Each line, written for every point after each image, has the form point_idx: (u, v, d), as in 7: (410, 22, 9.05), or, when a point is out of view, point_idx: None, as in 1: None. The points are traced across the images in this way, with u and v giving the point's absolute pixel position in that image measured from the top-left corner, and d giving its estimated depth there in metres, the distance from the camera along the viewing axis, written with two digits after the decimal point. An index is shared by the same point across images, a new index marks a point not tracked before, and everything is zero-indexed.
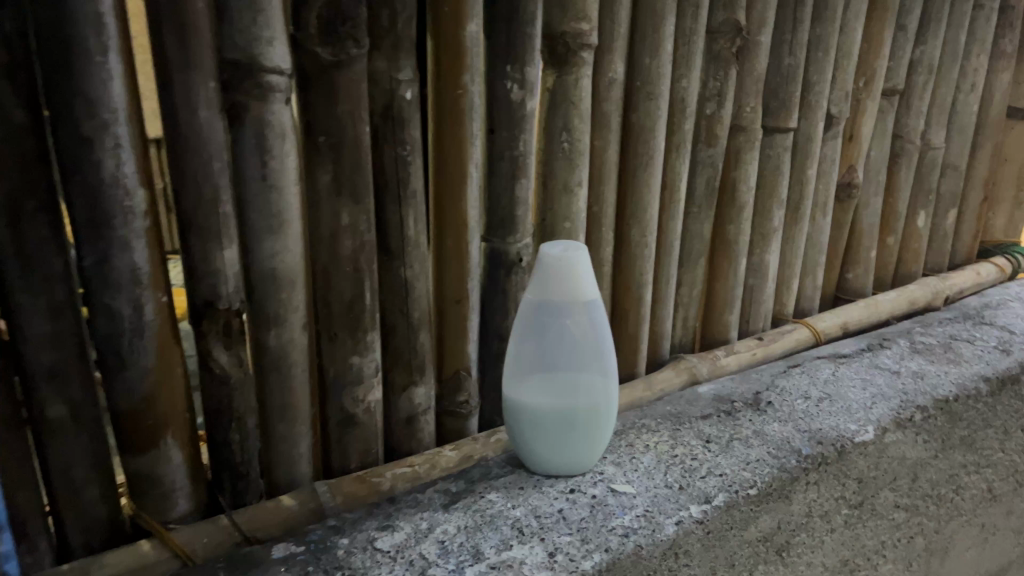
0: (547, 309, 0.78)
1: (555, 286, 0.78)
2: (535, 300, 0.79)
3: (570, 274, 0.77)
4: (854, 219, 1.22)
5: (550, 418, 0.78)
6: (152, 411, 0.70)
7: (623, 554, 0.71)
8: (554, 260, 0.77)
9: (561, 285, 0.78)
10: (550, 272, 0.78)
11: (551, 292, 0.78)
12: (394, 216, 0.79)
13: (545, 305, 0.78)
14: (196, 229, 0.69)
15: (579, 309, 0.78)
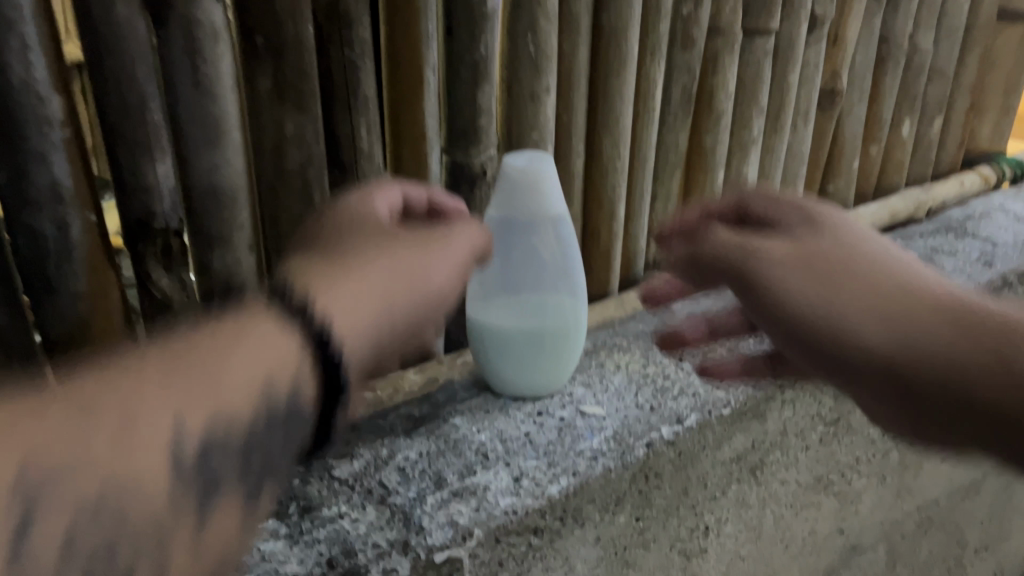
0: (513, 226, 0.74)
1: (521, 199, 0.73)
2: (498, 216, 0.74)
3: (536, 186, 0.73)
4: (837, 128, 1.17)
5: (522, 341, 0.74)
6: (88, 338, 0.66)
7: (591, 478, 0.69)
8: (519, 173, 0.73)
9: (527, 197, 0.73)
10: (516, 184, 0.73)
11: (517, 207, 0.73)
12: (345, 126, 0.73)
13: (511, 221, 0.73)
14: (123, 141, 0.63)
15: (547, 223, 0.74)
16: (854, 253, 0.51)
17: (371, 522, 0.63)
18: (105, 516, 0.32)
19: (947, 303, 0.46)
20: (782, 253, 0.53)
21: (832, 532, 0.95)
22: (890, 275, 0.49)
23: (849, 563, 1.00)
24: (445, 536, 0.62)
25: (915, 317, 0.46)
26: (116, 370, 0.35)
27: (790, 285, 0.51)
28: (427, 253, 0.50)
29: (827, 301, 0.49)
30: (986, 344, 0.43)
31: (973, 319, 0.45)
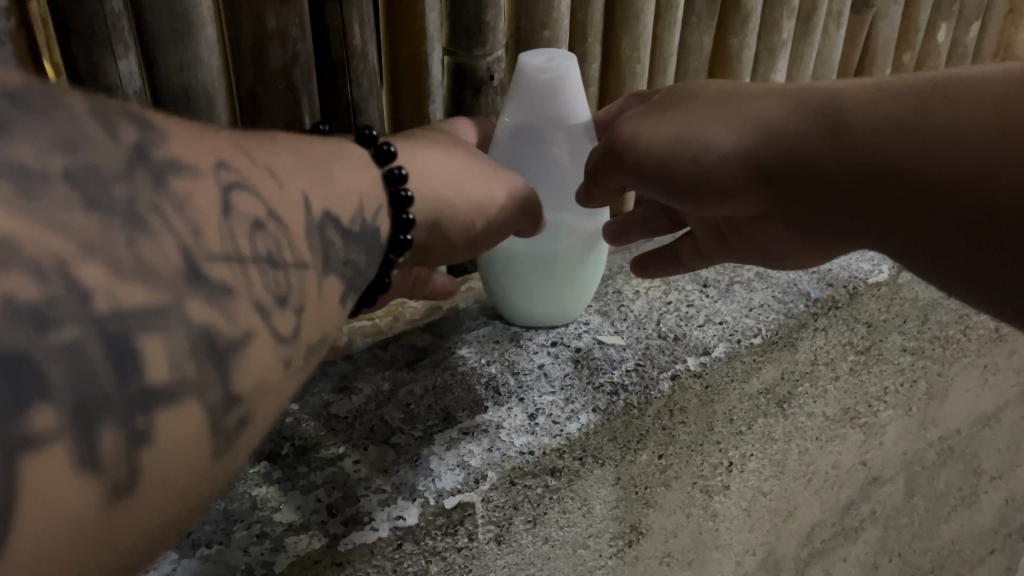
0: (527, 137, 0.62)
1: (537, 106, 0.62)
2: (507, 124, 0.63)
3: (555, 91, 0.61)
4: (870, 33, 1.08)
5: (534, 266, 0.66)
6: None
7: (614, 415, 0.63)
8: (533, 74, 0.61)
9: (543, 102, 0.62)
10: (531, 87, 0.62)
11: (531, 114, 0.62)
12: (335, 20, 0.64)
13: (525, 131, 0.62)
14: (79, 34, 0.54)
15: (567, 133, 0.63)
16: (705, 94, 0.53)
17: (374, 463, 0.57)
18: (270, 256, 0.35)
19: (818, 105, 0.48)
20: (640, 115, 0.54)
21: (855, 464, 0.90)
22: (750, 99, 0.51)
23: (869, 495, 0.96)
24: (456, 479, 0.56)
25: (794, 132, 0.48)
26: (274, 147, 0.39)
27: (655, 142, 0.52)
28: (492, 174, 0.55)
29: (699, 141, 0.50)
30: (862, 135, 0.45)
31: (839, 114, 0.46)
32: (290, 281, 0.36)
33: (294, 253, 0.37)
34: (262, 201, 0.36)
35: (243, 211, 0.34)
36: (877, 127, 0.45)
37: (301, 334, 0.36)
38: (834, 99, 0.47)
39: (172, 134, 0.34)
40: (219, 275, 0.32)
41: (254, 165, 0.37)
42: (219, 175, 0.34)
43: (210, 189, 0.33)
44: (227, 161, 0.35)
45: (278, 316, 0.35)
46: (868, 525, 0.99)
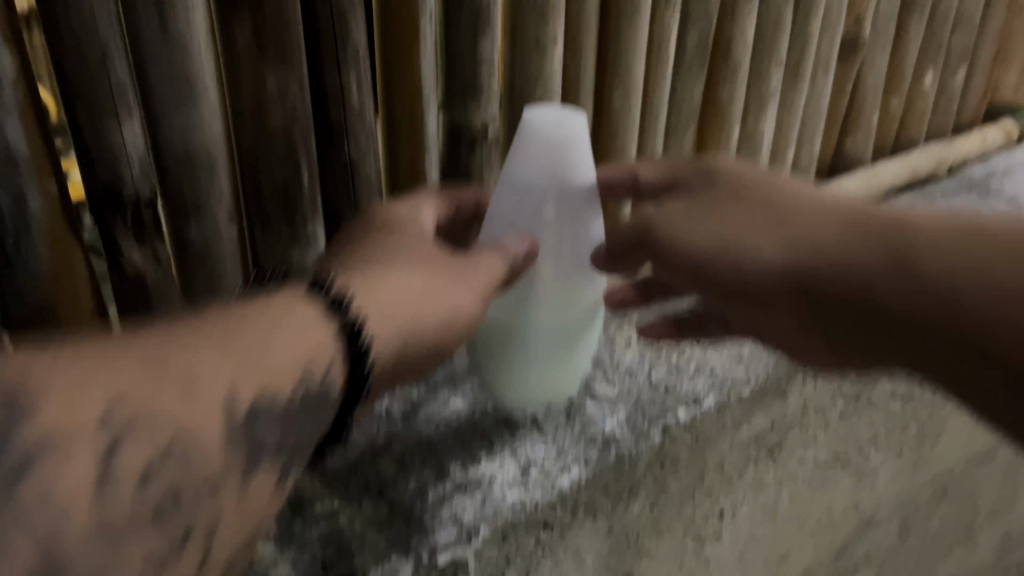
0: (536, 196, 0.57)
1: (547, 164, 0.57)
2: (520, 187, 0.57)
3: (566, 150, 0.57)
4: (858, 80, 1.10)
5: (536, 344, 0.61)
6: (53, 318, 0.61)
7: (605, 467, 0.64)
8: (543, 131, 0.56)
9: (553, 161, 0.57)
10: (542, 145, 0.56)
11: (541, 173, 0.57)
12: (333, 81, 0.66)
13: (533, 190, 0.57)
14: (84, 101, 0.56)
15: (577, 193, 0.58)
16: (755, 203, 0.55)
17: (368, 519, 0.58)
18: (170, 494, 0.35)
19: (866, 231, 0.50)
20: (688, 219, 0.57)
21: (848, 508, 0.91)
22: (801, 214, 0.53)
23: (863, 537, 0.97)
24: (449, 534, 0.58)
25: (855, 257, 0.49)
26: (172, 341, 0.38)
27: (696, 247, 0.56)
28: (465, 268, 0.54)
29: (738, 249, 0.54)
30: (909, 271, 0.47)
31: (906, 249, 0.48)
32: (196, 511, 0.36)
33: (203, 472, 0.36)
34: (160, 431, 0.35)
35: (130, 465, 0.34)
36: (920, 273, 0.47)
37: (210, 558, 0.36)
38: (886, 228, 0.49)
39: (54, 389, 0.33)
40: (98, 552, 0.31)
41: (152, 395, 0.35)
42: (106, 423, 0.33)
43: (89, 450, 0.33)
44: (121, 401, 0.34)
45: (173, 560, 0.35)
46: (862, 566, 1.00)
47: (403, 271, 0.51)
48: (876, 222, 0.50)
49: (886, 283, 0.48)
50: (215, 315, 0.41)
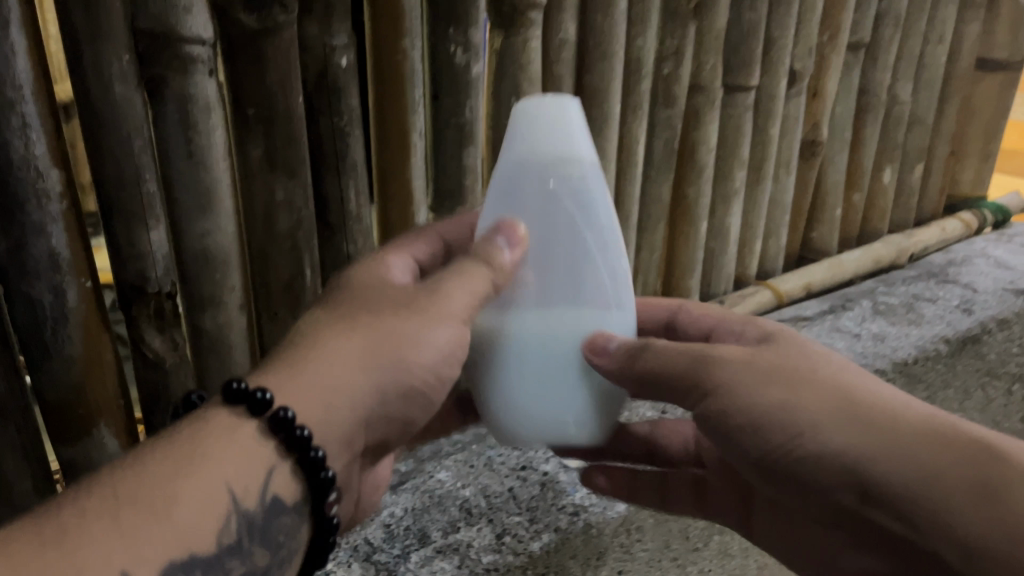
0: (528, 173, 0.50)
1: (542, 136, 0.50)
2: (517, 187, 0.50)
3: (563, 128, 0.50)
4: (819, 177, 1.20)
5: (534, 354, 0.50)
6: (81, 400, 0.68)
7: (573, 534, 0.72)
8: (537, 106, 0.51)
9: (549, 135, 0.50)
10: (536, 120, 0.50)
11: (536, 148, 0.50)
12: (334, 188, 0.76)
13: (526, 166, 0.50)
14: (118, 212, 0.65)
15: (577, 176, 0.50)
16: (828, 373, 0.47)
17: None
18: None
19: (962, 455, 0.42)
20: (757, 377, 0.48)
21: None
22: (882, 409, 0.45)
23: None
24: None
25: (897, 422, 0.44)
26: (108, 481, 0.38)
27: (760, 402, 0.47)
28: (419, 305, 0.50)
29: (807, 421, 0.46)
30: (989, 507, 0.40)
31: (991, 471, 0.41)
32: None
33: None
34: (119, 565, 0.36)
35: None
36: (990, 516, 0.40)
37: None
38: (977, 452, 0.42)
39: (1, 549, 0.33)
40: None
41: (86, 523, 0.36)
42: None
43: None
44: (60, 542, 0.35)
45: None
46: None
47: (349, 334, 0.48)
48: (957, 436, 0.43)
49: (959, 492, 0.41)
50: (173, 437, 0.41)
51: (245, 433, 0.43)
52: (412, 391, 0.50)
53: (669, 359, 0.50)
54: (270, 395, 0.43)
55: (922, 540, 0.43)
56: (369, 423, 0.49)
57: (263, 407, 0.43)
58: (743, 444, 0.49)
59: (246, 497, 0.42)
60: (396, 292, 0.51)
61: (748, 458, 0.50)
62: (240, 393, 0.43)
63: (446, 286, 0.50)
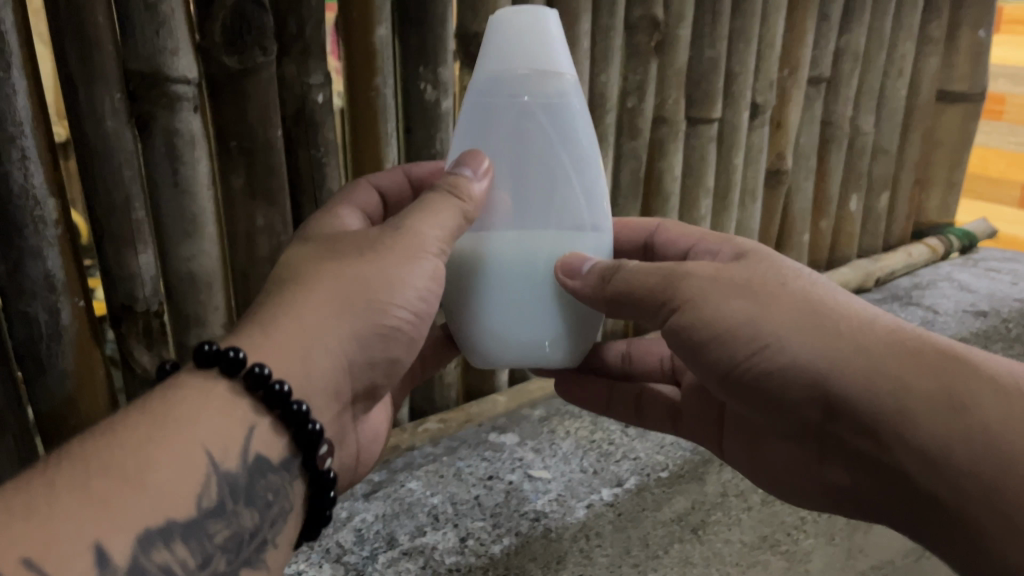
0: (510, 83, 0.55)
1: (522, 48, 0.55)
2: (494, 96, 0.55)
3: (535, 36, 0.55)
4: (786, 205, 1.25)
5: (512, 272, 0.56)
6: (74, 411, 0.73)
7: (533, 538, 0.76)
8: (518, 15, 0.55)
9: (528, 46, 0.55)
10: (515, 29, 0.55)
11: (515, 61, 0.55)
12: (311, 216, 0.81)
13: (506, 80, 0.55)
14: (110, 236, 0.71)
15: (555, 88, 0.55)
16: (797, 290, 0.51)
17: None
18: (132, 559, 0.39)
19: (930, 365, 0.46)
20: (725, 291, 0.52)
21: None
22: (852, 322, 0.49)
23: None
24: None
25: (865, 339, 0.48)
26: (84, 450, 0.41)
27: (727, 314, 0.52)
28: (393, 246, 0.54)
29: (773, 335, 0.50)
30: (955, 421, 0.45)
31: (961, 394, 0.45)
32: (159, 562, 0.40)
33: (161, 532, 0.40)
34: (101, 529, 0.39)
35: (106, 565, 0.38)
36: (947, 425, 0.45)
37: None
38: (945, 365, 0.46)
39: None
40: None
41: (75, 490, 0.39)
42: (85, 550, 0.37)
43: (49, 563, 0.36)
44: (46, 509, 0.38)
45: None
46: None
47: (326, 280, 0.52)
48: (923, 349, 0.47)
49: (925, 409, 0.45)
50: (143, 407, 0.44)
51: (222, 390, 0.47)
52: (388, 330, 0.54)
53: (640, 276, 0.55)
54: (242, 353, 0.47)
55: (886, 450, 0.48)
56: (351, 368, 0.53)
57: (236, 365, 0.47)
58: (711, 353, 0.53)
59: (225, 458, 0.45)
60: (363, 239, 0.55)
61: (714, 371, 0.54)
62: (212, 354, 0.47)
63: (414, 221, 0.55)
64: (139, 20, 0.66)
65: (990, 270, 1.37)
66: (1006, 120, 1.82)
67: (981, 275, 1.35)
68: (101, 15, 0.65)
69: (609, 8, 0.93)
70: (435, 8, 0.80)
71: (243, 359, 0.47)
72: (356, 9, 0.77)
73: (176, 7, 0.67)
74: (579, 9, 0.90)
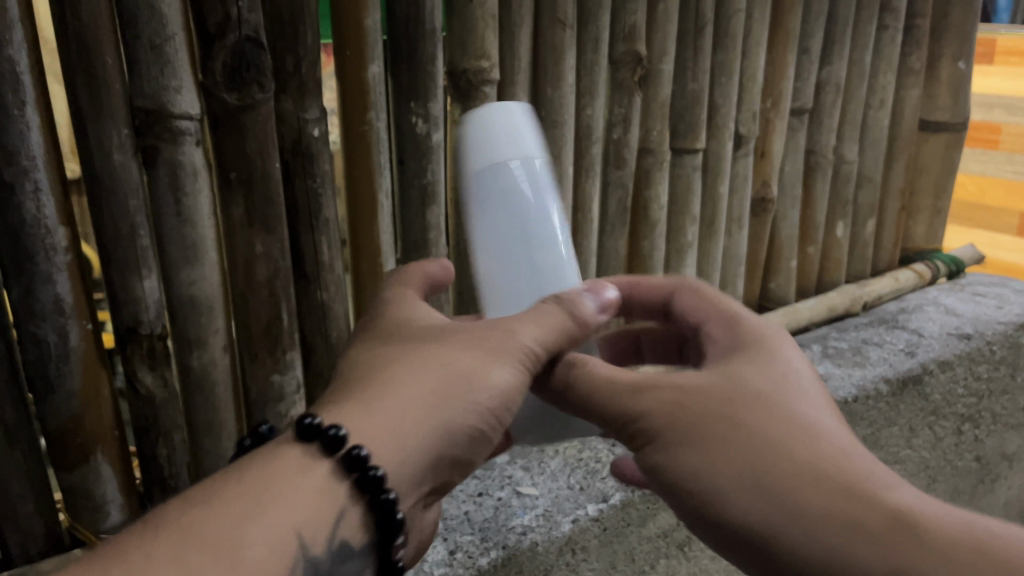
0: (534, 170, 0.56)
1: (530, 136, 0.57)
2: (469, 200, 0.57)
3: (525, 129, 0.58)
4: (773, 231, 1.29)
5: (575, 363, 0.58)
6: (79, 430, 0.77)
7: (519, 551, 0.78)
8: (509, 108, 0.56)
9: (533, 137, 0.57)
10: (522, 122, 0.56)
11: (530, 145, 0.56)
12: (308, 244, 0.85)
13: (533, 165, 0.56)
14: (116, 262, 0.75)
15: (511, 181, 0.55)
16: (750, 429, 0.47)
17: None
18: None
19: (873, 530, 0.42)
20: (682, 425, 0.49)
21: None
22: (796, 473, 0.45)
23: None
24: None
25: (803, 493, 0.44)
26: (185, 520, 0.39)
27: (680, 459, 0.48)
28: (488, 344, 0.50)
29: (715, 485, 0.47)
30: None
31: (900, 555, 0.41)
32: None
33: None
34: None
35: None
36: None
37: None
38: (890, 527, 0.41)
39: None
40: None
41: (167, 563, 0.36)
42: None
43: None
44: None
45: None
46: None
47: (413, 362, 0.49)
48: (863, 514, 0.42)
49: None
50: (246, 477, 0.42)
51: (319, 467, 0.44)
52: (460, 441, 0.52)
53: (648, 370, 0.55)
54: (344, 431, 0.45)
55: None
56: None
57: (336, 444, 0.44)
58: (670, 493, 0.50)
59: (314, 541, 0.42)
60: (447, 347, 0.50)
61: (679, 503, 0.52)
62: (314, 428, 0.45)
63: (516, 320, 0.52)
64: (145, 61, 0.71)
65: (976, 295, 1.40)
66: (1001, 149, 1.86)
67: (967, 299, 1.38)
68: (111, 57, 0.70)
69: (593, 44, 0.98)
70: (424, 46, 0.85)
71: (343, 438, 0.44)
72: (349, 48, 0.82)
73: (179, 48, 0.72)
74: (564, 45, 0.95)
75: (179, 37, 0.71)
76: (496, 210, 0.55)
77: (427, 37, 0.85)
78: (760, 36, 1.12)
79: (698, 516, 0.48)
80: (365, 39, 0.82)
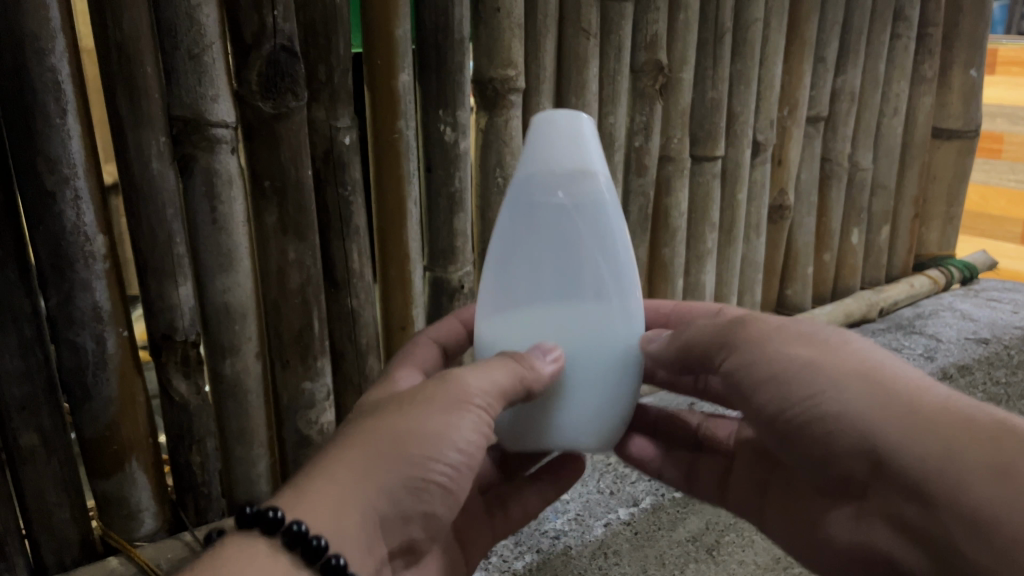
0: (533, 186, 0.55)
1: (560, 150, 0.55)
2: (529, 197, 0.55)
3: (591, 147, 0.56)
4: (790, 238, 1.30)
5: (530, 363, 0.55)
6: (115, 436, 0.77)
7: (554, 554, 0.79)
8: (556, 118, 0.56)
9: (568, 153, 0.55)
10: (556, 138, 0.56)
11: (552, 160, 0.55)
12: (339, 251, 0.86)
13: (536, 180, 0.55)
14: (151, 270, 0.76)
15: (582, 190, 0.55)
16: (868, 354, 0.50)
17: None
18: None
19: (940, 403, 0.45)
20: (792, 340, 0.52)
21: None
22: (893, 370, 0.49)
23: None
24: None
25: (883, 370, 0.49)
26: None
27: (769, 350, 0.52)
28: (450, 392, 0.51)
29: (798, 356, 0.51)
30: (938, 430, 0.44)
31: (961, 413, 0.44)
32: None
33: None
34: None
35: None
36: (999, 489, 0.40)
37: None
38: (959, 402, 0.45)
39: None
40: None
41: None
42: None
43: None
44: None
45: None
46: None
47: (387, 420, 0.50)
48: (983, 417, 0.44)
49: (889, 426, 0.46)
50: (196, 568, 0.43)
51: (264, 551, 0.45)
52: (427, 485, 0.50)
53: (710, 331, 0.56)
54: (282, 513, 0.45)
55: (930, 513, 0.44)
56: (385, 528, 0.49)
57: (275, 525, 0.45)
58: (765, 398, 0.52)
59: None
60: (403, 394, 0.53)
61: (764, 417, 0.54)
62: (252, 515, 0.45)
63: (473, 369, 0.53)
64: (183, 69, 0.72)
65: (991, 300, 1.41)
66: (1003, 158, 1.86)
67: (981, 304, 1.39)
68: (150, 66, 0.71)
69: (616, 53, 0.99)
70: (453, 55, 0.86)
71: (283, 519, 0.45)
72: (380, 58, 0.83)
73: (217, 58, 0.73)
74: (587, 53, 0.96)
75: (216, 47, 0.72)
76: (543, 221, 0.54)
77: (455, 45, 0.86)
78: (778, 44, 1.14)
79: (768, 382, 0.52)
80: (396, 47, 0.82)
